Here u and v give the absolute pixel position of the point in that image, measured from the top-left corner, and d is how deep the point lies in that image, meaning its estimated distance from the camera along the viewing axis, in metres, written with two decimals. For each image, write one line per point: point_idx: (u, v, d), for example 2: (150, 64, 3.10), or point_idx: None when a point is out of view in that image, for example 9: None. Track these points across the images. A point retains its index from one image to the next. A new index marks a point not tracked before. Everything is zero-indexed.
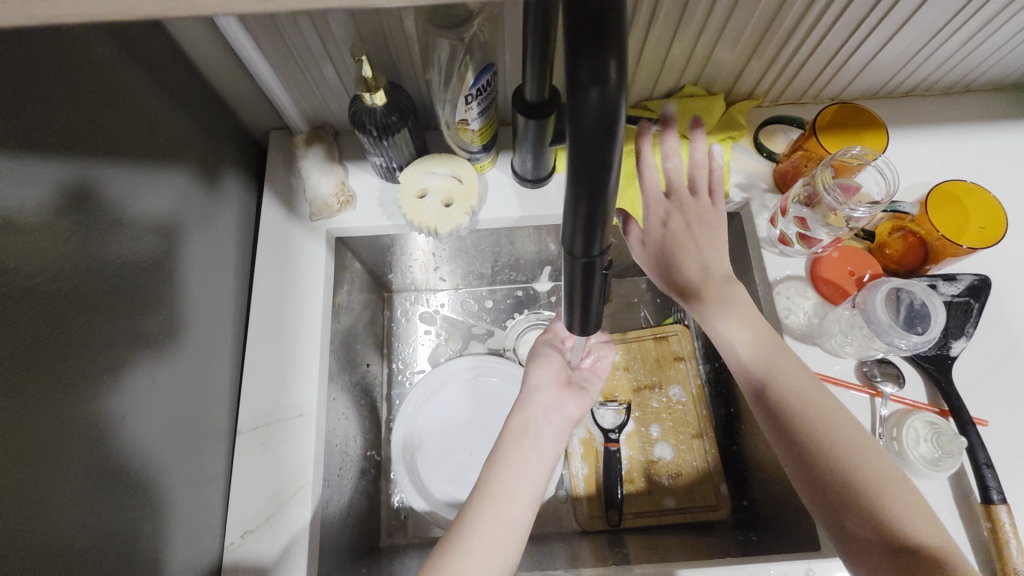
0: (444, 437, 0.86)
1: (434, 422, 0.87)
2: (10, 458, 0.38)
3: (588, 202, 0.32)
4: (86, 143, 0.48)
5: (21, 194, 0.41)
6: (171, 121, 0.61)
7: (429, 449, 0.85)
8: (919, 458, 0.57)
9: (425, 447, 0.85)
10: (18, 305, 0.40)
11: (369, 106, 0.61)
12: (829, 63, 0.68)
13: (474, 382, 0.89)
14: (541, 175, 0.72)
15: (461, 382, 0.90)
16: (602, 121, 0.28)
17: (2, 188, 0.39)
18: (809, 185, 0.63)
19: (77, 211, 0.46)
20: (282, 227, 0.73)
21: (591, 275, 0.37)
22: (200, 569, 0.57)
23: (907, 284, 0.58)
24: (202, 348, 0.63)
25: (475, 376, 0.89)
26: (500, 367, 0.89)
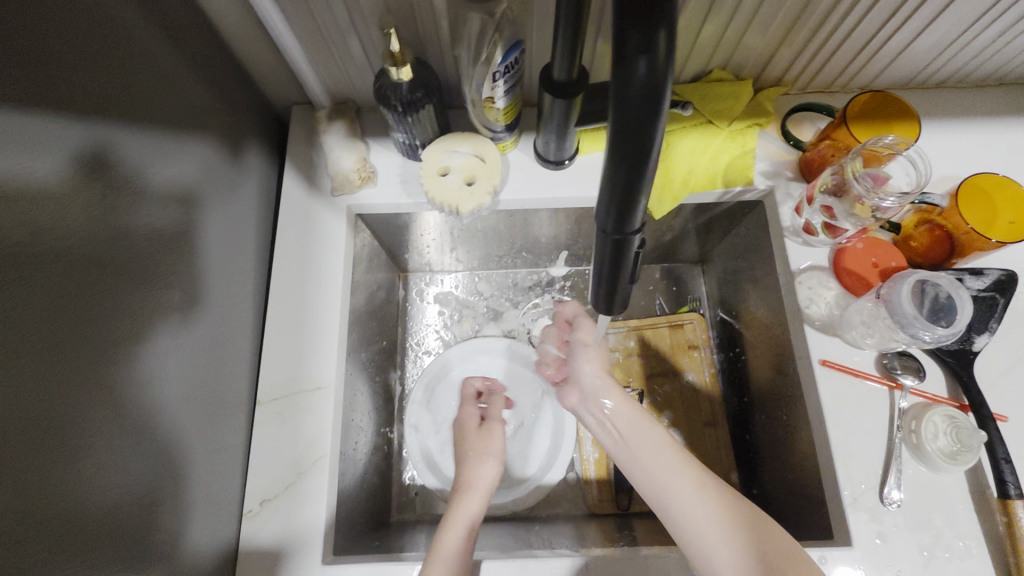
0: (455, 418, 0.86)
1: (446, 403, 0.87)
2: (43, 416, 0.39)
3: (625, 179, 0.31)
4: (113, 109, 0.48)
5: (49, 156, 0.41)
6: (195, 92, 0.61)
7: (440, 429, 0.86)
8: (937, 451, 0.57)
9: (436, 427, 0.86)
10: (49, 266, 0.40)
11: (395, 81, 0.61)
12: (861, 51, 0.67)
13: (486, 364, 0.90)
14: (563, 158, 0.72)
15: (474, 364, 0.90)
16: (647, 94, 0.28)
17: (32, 149, 0.40)
18: (838, 174, 0.63)
19: (103, 175, 0.46)
20: (303, 201, 0.73)
21: (622, 255, 0.37)
22: (219, 534, 0.59)
23: (934, 277, 0.58)
24: (223, 319, 0.63)
25: (488, 359, 0.90)
26: (512, 349, 0.90)
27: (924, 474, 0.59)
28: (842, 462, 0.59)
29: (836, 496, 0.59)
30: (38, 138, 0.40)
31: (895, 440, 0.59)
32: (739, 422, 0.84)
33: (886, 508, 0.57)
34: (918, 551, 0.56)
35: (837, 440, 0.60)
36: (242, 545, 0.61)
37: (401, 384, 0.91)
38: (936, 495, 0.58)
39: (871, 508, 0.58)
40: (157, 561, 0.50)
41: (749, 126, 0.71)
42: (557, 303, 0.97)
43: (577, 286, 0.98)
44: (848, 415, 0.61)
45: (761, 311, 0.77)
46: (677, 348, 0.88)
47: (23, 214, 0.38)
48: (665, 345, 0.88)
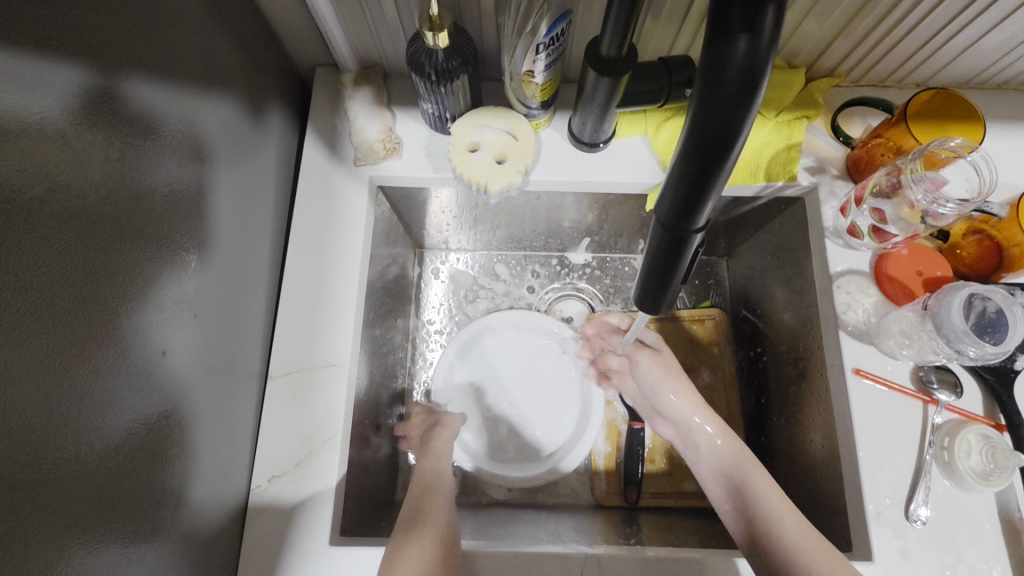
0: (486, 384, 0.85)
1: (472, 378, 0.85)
2: (54, 384, 0.37)
3: (699, 171, 0.28)
4: (133, 58, 0.45)
5: (54, 104, 0.37)
6: (218, 46, 0.57)
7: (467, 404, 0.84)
8: (969, 471, 0.55)
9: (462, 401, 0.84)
10: (65, 226, 0.38)
11: (429, 47, 0.57)
12: (925, 45, 0.63)
13: (528, 338, 0.88)
14: (598, 140, 0.68)
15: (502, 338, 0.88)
16: (745, 77, 0.25)
17: (42, 94, 0.36)
18: (894, 175, 0.59)
19: (103, 112, 0.42)
20: (324, 170, 0.70)
21: (677, 253, 0.34)
22: (228, 508, 0.57)
23: (986, 290, 0.55)
24: (238, 288, 0.61)
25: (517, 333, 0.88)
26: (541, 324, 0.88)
27: (952, 493, 0.57)
28: (868, 475, 0.58)
29: (859, 509, 0.58)
30: (54, 86, 0.37)
31: (925, 457, 0.58)
32: (755, 423, 0.82)
33: (910, 525, 0.56)
34: (939, 571, 0.54)
35: (865, 452, 0.58)
36: (250, 519, 0.60)
37: (412, 362, 0.90)
38: (963, 515, 0.56)
39: (895, 524, 0.56)
40: (165, 533, 0.48)
41: (797, 119, 0.67)
42: (576, 290, 0.95)
43: (598, 274, 0.95)
44: (878, 428, 0.59)
45: (789, 313, 0.74)
46: (697, 342, 0.85)
47: (37, 168, 0.36)
48: (684, 340, 0.86)
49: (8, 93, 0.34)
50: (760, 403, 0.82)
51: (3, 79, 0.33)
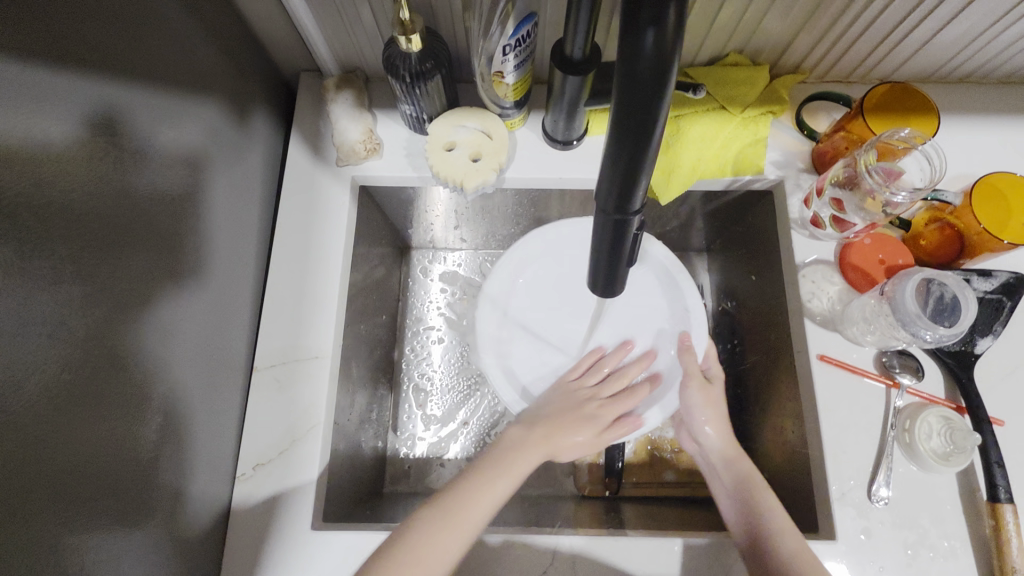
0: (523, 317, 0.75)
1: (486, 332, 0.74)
2: (44, 368, 0.39)
3: (628, 155, 0.31)
4: (121, 65, 0.48)
5: (56, 119, 0.41)
6: (204, 54, 0.60)
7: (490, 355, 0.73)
8: (929, 452, 0.57)
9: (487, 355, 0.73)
10: (54, 220, 0.41)
11: (404, 50, 0.60)
12: (883, 41, 0.65)
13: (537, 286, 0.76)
14: (571, 138, 0.71)
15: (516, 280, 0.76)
16: (657, 67, 0.27)
17: (43, 104, 0.40)
18: (851, 166, 0.61)
19: (110, 131, 0.46)
20: (308, 170, 0.73)
21: (622, 235, 0.37)
22: (214, 494, 0.60)
23: (941, 275, 0.57)
24: (225, 283, 0.64)
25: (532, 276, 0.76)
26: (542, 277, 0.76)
27: (914, 473, 0.59)
28: (833, 457, 0.59)
29: (824, 491, 0.59)
30: (42, 89, 0.40)
31: (887, 439, 0.59)
32: (732, 413, 0.84)
33: (873, 505, 0.58)
34: (902, 549, 0.56)
35: (829, 436, 0.60)
36: (236, 505, 0.62)
37: (399, 358, 0.92)
38: (925, 494, 0.58)
39: (858, 504, 0.58)
40: (152, 515, 0.51)
41: (763, 114, 0.69)
42: None
43: None
44: (842, 411, 0.61)
45: (762, 304, 0.76)
46: None
47: (29, 165, 0.38)
48: None
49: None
50: (738, 393, 0.83)
51: (21, 101, 0.38)
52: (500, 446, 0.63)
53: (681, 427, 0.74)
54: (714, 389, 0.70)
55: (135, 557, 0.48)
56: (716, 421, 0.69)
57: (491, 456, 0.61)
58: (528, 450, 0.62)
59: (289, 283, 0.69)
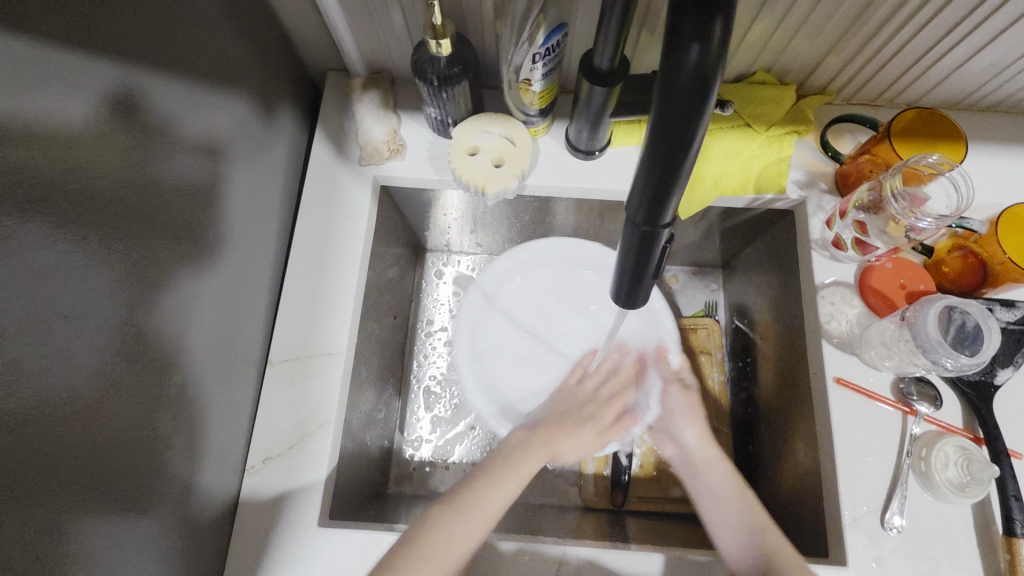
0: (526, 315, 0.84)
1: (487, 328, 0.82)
2: (66, 350, 0.40)
3: (661, 169, 0.31)
4: (148, 54, 0.48)
5: (65, 103, 0.39)
6: (235, 49, 0.61)
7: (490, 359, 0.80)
8: (945, 482, 0.56)
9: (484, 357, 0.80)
10: (84, 204, 0.41)
11: (433, 54, 0.60)
12: (913, 66, 0.64)
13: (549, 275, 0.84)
14: (594, 148, 0.71)
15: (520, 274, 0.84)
16: (697, 82, 0.27)
17: (59, 91, 0.39)
18: (875, 190, 0.61)
19: (122, 116, 0.45)
20: (331, 168, 0.74)
21: (649, 247, 0.36)
22: (224, 486, 0.60)
23: (964, 304, 0.56)
24: (244, 276, 0.64)
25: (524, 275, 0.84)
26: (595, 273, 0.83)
27: (929, 502, 0.58)
28: (846, 482, 0.59)
29: (836, 516, 0.58)
30: (79, 76, 0.40)
31: (903, 466, 0.58)
32: (742, 432, 0.83)
33: (886, 533, 0.57)
34: None
35: (843, 460, 0.59)
36: (244, 498, 0.62)
37: (409, 359, 0.92)
38: (940, 525, 0.57)
39: (871, 531, 0.57)
40: (163, 503, 0.51)
41: (787, 134, 0.69)
42: None
43: None
44: (858, 436, 0.60)
45: (778, 323, 0.75)
46: (688, 350, 0.86)
47: (63, 150, 0.39)
48: (677, 346, 0.87)
49: (35, 80, 0.37)
50: (748, 412, 0.83)
51: (35, 85, 0.37)
52: (505, 446, 0.70)
53: (657, 432, 0.77)
54: (692, 395, 0.77)
55: (144, 545, 0.48)
56: (694, 421, 0.75)
57: (497, 465, 0.67)
58: (531, 452, 0.69)
59: (306, 279, 0.69)
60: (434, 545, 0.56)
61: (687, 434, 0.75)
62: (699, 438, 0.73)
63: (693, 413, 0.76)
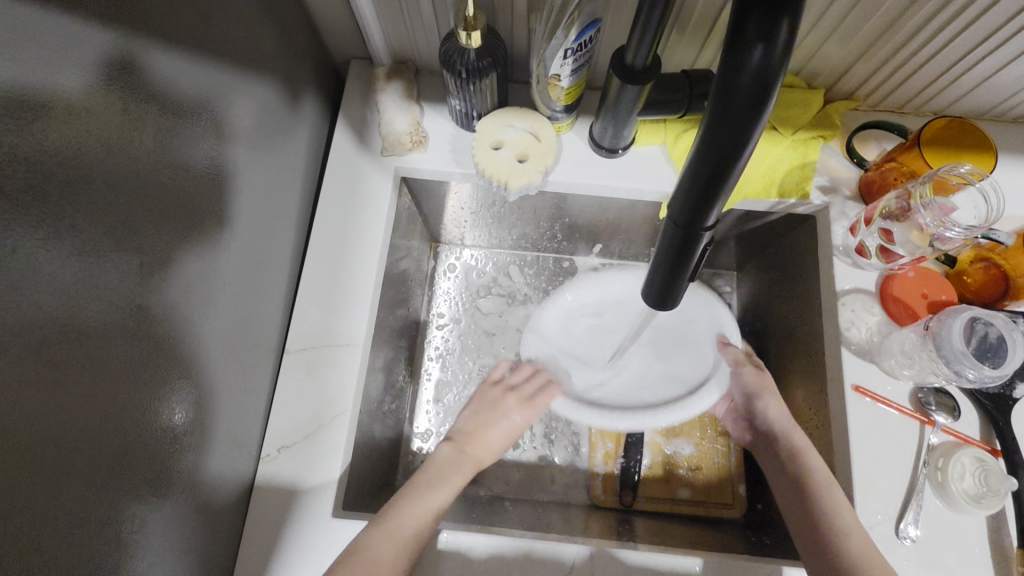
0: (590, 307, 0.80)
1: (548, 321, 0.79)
2: (92, 332, 0.39)
3: (710, 171, 0.31)
4: (179, 36, 0.48)
5: (61, 75, 0.36)
6: (261, 33, 0.60)
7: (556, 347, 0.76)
8: (961, 493, 0.56)
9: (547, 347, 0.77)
10: (115, 185, 0.40)
11: (462, 46, 0.60)
12: (942, 75, 0.64)
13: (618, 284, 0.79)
14: (617, 146, 0.71)
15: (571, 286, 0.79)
16: (758, 84, 0.27)
17: (82, 66, 0.37)
18: (903, 199, 0.61)
19: (121, 84, 0.41)
20: (352, 157, 0.73)
21: (688, 249, 0.36)
22: (239, 473, 0.60)
23: (988, 315, 0.56)
24: (263, 263, 0.64)
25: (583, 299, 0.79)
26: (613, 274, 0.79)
27: (944, 513, 0.58)
28: (862, 490, 0.59)
29: None
30: (112, 55, 0.40)
31: (919, 476, 0.58)
32: None
33: (900, 542, 0.57)
34: None
35: (859, 468, 0.59)
36: (258, 486, 0.61)
37: (420, 352, 0.92)
38: (954, 535, 0.57)
39: (885, 540, 0.57)
40: (181, 488, 0.51)
41: (813, 138, 0.68)
42: None
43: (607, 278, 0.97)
44: (875, 444, 0.60)
45: (793, 329, 0.75)
46: None
47: (97, 131, 0.38)
48: None
49: (63, 58, 0.36)
50: None
51: (61, 54, 0.35)
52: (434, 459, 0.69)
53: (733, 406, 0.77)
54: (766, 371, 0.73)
55: (162, 530, 0.48)
56: (771, 395, 0.71)
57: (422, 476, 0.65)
58: (461, 465, 0.68)
59: (325, 268, 0.69)
60: (369, 547, 0.55)
61: (767, 409, 0.71)
62: (778, 411, 0.69)
63: (769, 392, 0.72)
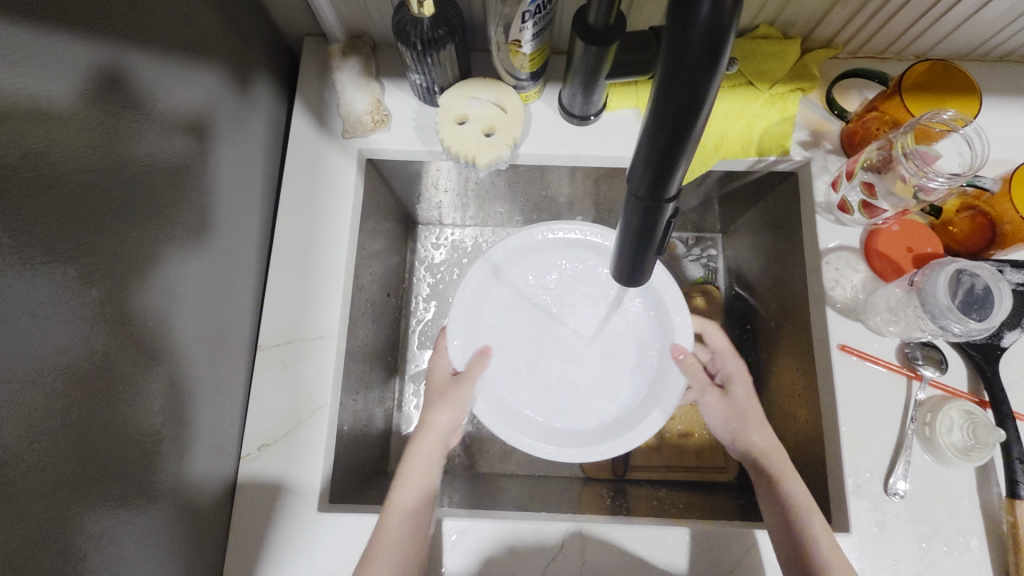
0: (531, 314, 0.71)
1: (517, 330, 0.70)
2: (40, 348, 0.38)
3: (667, 139, 0.28)
4: (112, 26, 0.45)
5: (32, 89, 0.37)
6: (201, 15, 0.57)
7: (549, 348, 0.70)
8: (949, 446, 0.56)
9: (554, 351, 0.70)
10: (44, 193, 0.38)
11: (415, 15, 0.56)
12: (922, 17, 0.61)
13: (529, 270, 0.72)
14: (589, 113, 0.68)
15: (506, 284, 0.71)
16: (710, 41, 0.25)
17: (19, 75, 0.36)
18: (885, 149, 0.59)
19: (97, 98, 0.43)
20: (313, 141, 0.70)
21: (653, 222, 0.34)
22: (220, 473, 0.59)
23: (975, 266, 0.55)
24: (228, 260, 0.61)
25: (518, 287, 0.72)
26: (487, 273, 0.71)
27: (932, 467, 0.57)
28: (849, 449, 0.58)
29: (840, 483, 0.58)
30: (30, 51, 0.37)
31: (907, 432, 0.58)
32: None
33: (889, 498, 0.57)
34: (916, 542, 0.55)
35: (847, 428, 0.59)
36: (241, 485, 0.61)
37: (403, 337, 0.90)
38: (942, 488, 0.57)
39: (874, 497, 0.57)
40: (157, 496, 0.50)
41: (790, 92, 0.65)
42: None
43: None
44: (861, 404, 0.59)
45: (778, 290, 0.74)
46: None
47: (18, 134, 0.36)
48: None
49: None
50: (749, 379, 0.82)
51: (4, 66, 0.35)
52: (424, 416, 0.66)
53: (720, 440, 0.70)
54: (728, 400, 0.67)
55: (141, 539, 0.48)
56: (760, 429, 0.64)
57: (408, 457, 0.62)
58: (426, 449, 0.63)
59: (294, 259, 0.67)
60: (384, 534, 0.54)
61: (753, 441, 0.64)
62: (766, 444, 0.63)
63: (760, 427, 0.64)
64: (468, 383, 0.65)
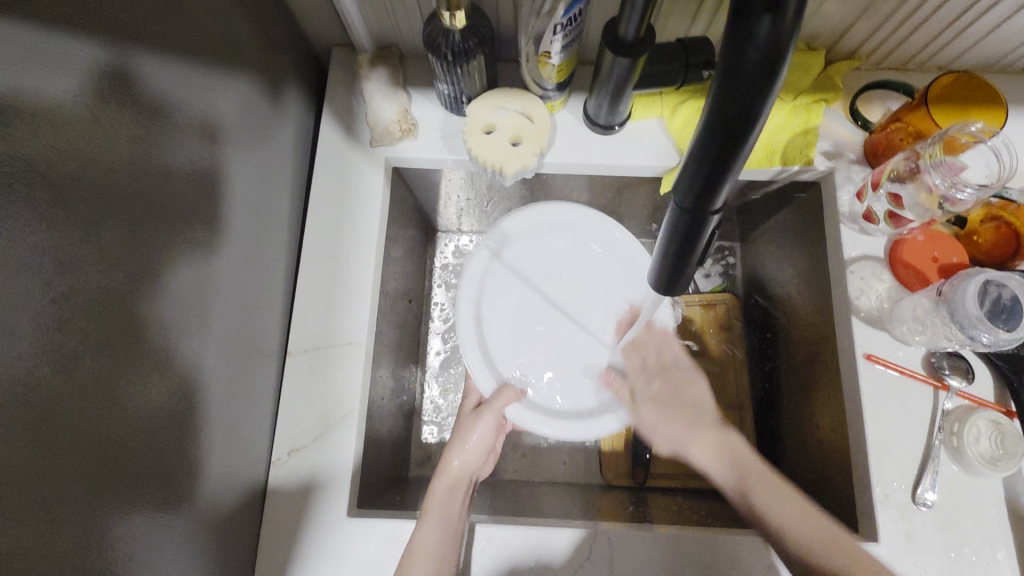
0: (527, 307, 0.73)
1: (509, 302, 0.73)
2: (95, 354, 0.39)
3: (718, 153, 0.29)
4: (158, 39, 0.46)
5: (86, 100, 0.38)
6: (237, 26, 0.58)
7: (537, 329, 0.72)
8: (977, 456, 0.56)
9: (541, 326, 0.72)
10: (100, 201, 0.39)
11: (447, 27, 0.57)
12: (945, 30, 0.62)
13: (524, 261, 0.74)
14: (613, 123, 0.68)
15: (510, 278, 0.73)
16: (768, 58, 0.26)
17: (76, 89, 0.37)
18: (911, 160, 0.59)
19: (143, 108, 0.44)
20: (340, 149, 0.71)
21: (696, 233, 0.34)
22: (251, 478, 0.59)
23: (1002, 277, 0.55)
24: (259, 267, 0.63)
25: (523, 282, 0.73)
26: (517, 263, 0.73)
27: (960, 477, 0.57)
28: (876, 457, 0.58)
29: (867, 492, 0.58)
30: (88, 64, 0.38)
31: (935, 442, 0.58)
32: (763, 409, 0.82)
33: (917, 508, 0.57)
34: (945, 552, 0.55)
35: (873, 437, 0.59)
36: (271, 490, 0.61)
37: (423, 343, 0.91)
38: (970, 498, 0.57)
39: (902, 507, 0.57)
40: (193, 500, 0.50)
41: (814, 103, 0.66)
42: None
43: None
44: (888, 413, 0.60)
45: (800, 298, 0.74)
46: (706, 327, 0.85)
47: (69, 144, 0.37)
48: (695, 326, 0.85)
49: (41, 73, 0.35)
50: (768, 388, 0.82)
51: (63, 80, 0.36)
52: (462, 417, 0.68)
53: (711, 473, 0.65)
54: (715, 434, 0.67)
55: (181, 541, 0.48)
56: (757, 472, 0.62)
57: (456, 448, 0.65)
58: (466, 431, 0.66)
59: (324, 265, 0.68)
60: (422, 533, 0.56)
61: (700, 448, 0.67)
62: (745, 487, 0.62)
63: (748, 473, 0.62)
64: (486, 414, 0.65)
